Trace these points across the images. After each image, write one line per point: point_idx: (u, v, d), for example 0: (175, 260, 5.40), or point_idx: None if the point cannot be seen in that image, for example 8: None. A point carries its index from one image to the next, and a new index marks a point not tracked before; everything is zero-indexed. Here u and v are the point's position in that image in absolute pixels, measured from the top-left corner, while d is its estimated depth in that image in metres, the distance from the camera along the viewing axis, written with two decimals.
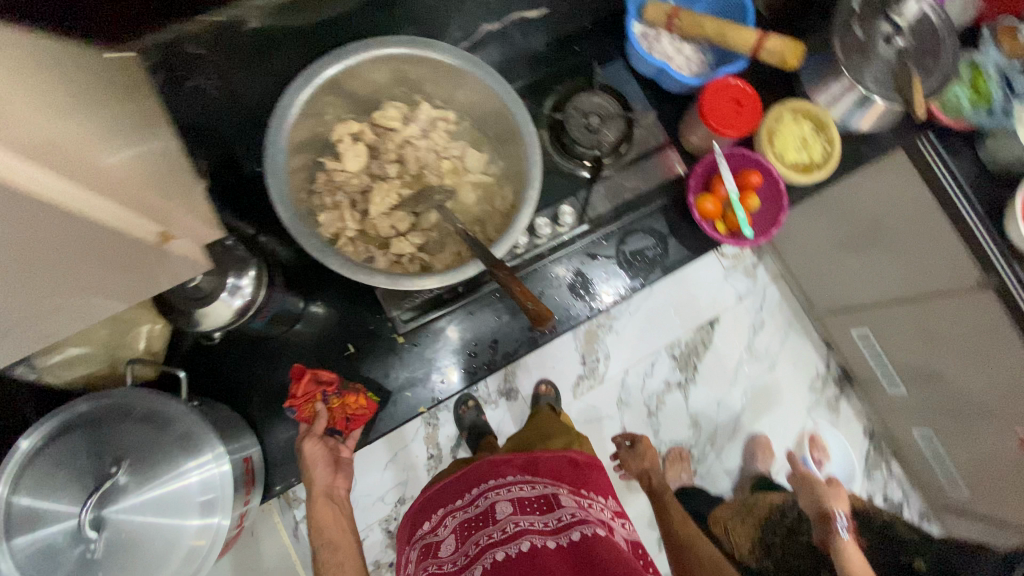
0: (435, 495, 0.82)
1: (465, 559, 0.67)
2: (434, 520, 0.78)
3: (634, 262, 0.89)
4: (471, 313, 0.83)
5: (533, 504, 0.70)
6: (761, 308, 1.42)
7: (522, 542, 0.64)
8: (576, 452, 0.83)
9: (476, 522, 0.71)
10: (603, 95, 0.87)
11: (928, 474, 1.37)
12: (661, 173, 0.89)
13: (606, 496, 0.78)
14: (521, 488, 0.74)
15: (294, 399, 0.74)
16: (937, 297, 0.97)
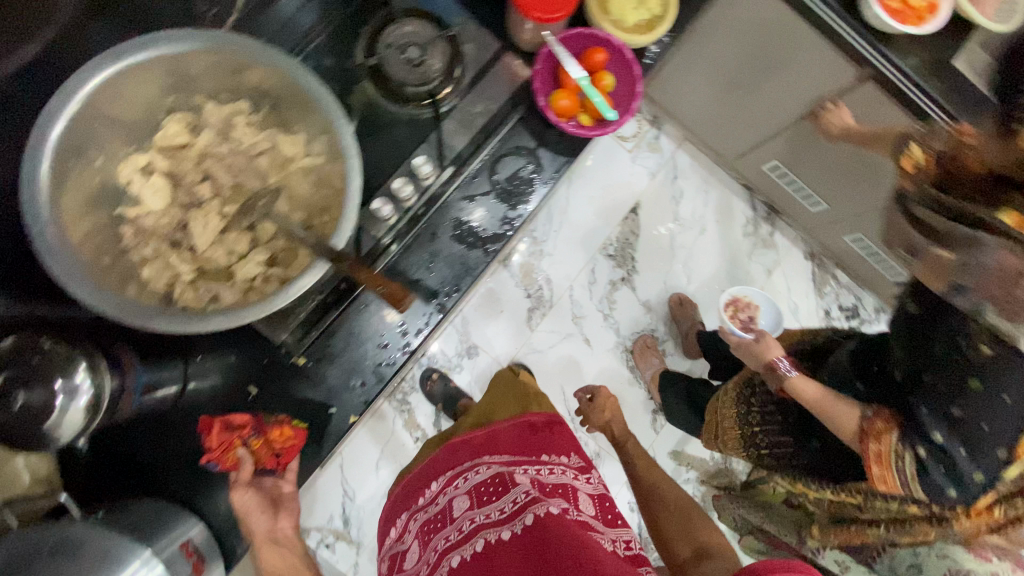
0: (409, 490, 0.91)
1: (427, 563, 0.75)
2: (404, 521, 0.87)
3: (514, 187, 0.81)
4: (366, 305, 0.75)
5: (484, 490, 0.77)
6: (675, 178, 1.56)
7: (477, 540, 0.71)
8: (532, 416, 0.92)
9: (437, 521, 0.79)
10: (412, 22, 0.77)
11: (870, 268, 1.48)
12: (507, 84, 0.81)
13: (562, 457, 0.85)
14: (472, 478, 0.81)
15: (211, 453, 0.68)
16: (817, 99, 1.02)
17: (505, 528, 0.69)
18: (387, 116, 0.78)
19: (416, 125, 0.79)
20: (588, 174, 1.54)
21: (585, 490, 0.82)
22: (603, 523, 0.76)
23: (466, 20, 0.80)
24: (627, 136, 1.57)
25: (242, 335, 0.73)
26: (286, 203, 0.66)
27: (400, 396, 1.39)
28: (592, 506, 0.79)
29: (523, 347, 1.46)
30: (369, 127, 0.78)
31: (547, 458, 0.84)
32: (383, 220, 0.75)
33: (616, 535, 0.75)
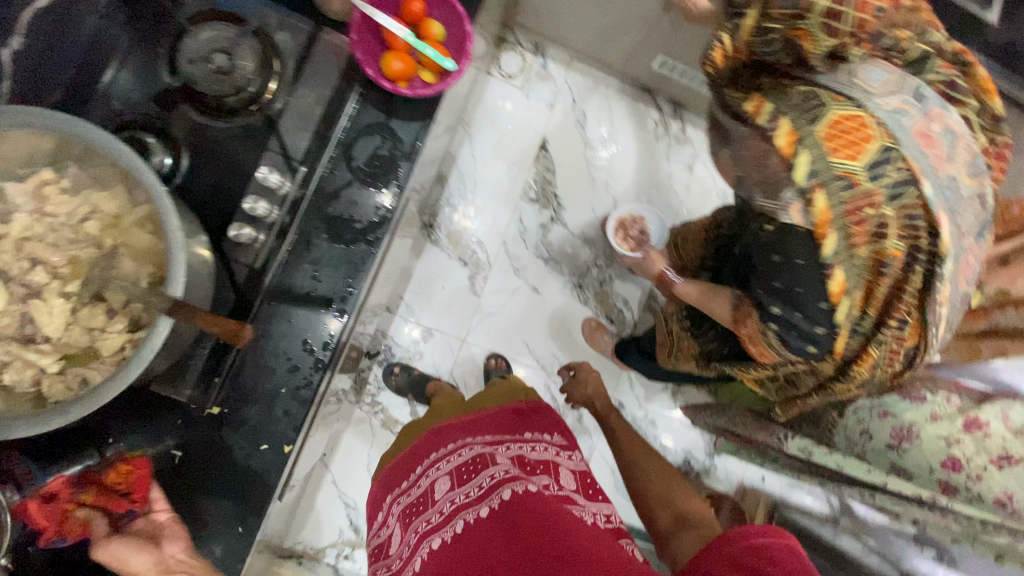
0: (384, 480, 0.90)
1: (410, 545, 0.76)
2: (385, 507, 0.87)
3: (374, 168, 0.75)
4: (264, 335, 0.71)
5: (465, 471, 0.78)
6: (574, 103, 1.53)
7: (456, 521, 0.71)
8: (519, 402, 0.94)
9: (418, 505, 0.79)
10: (209, 24, 0.70)
11: None
12: (333, 64, 0.76)
13: (545, 435, 0.89)
14: (451, 460, 0.82)
15: (44, 533, 0.60)
16: None
17: (483, 506, 0.71)
18: (217, 133, 0.72)
19: (252, 134, 0.74)
20: (488, 126, 1.48)
21: (567, 465, 0.85)
22: (585, 497, 0.81)
23: (266, 6, 0.73)
24: (514, 73, 1.50)
25: (143, 404, 0.69)
26: (130, 261, 0.62)
27: (369, 399, 1.37)
28: (573, 482, 0.83)
29: (474, 316, 1.45)
30: (201, 151, 0.72)
31: (531, 436, 0.87)
32: (249, 244, 0.73)
33: (595, 509, 0.79)
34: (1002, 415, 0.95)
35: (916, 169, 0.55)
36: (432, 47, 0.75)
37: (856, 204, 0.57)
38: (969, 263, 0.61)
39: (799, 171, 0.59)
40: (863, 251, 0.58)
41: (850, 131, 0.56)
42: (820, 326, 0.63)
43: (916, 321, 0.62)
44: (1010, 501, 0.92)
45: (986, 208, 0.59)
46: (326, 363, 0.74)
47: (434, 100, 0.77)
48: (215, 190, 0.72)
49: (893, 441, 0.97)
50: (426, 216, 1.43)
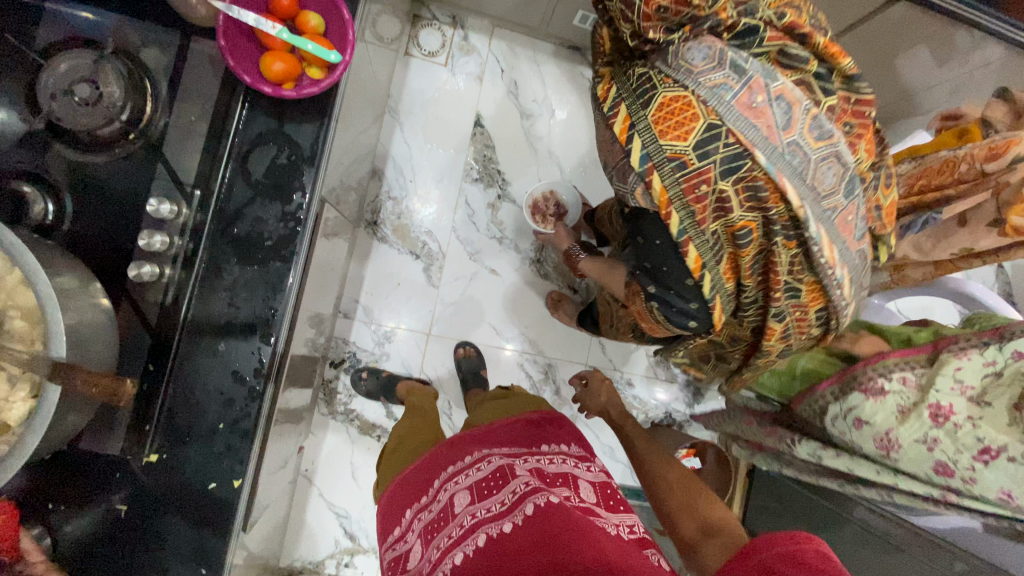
0: (398, 495, 0.93)
1: (432, 558, 0.77)
2: (405, 521, 0.89)
3: (275, 179, 0.71)
4: (189, 371, 0.69)
5: (487, 485, 0.81)
6: (502, 71, 1.47)
7: (479, 535, 0.73)
8: (534, 415, 1.01)
9: (440, 519, 0.81)
10: (65, 54, 0.65)
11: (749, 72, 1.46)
12: (210, 74, 0.71)
13: (561, 448, 0.93)
14: (471, 474, 0.84)
15: None
16: None
17: (506, 520, 0.72)
18: (98, 169, 0.68)
19: (136, 164, 0.69)
20: (416, 109, 1.43)
21: (585, 476, 0.88)
22: (605, 510, 0.81)
23: (123, 22, 0.68)
24: (435, 51, 1.44)
25: (78, 463, 0.67)
26: (23, 321, 0.57)
27: (343, 408, 1.35)
28: (593, 493, 0.84)
29: (435, 307, 1.42)
30: (83, 191, 0.67)
31: (548, 450, 0.91)
32: (155, 281, 0.68)
33: (615, 518, 0.79)
34: (958, 385, 0.76)
35: (745, 142, 0.55)
36: (311, 40, 0.70)
37: (691, 184, 0.58)
38: (844, 219, 0.61)
39: (634, 159, 0.60)
40: (713, 225, 0.62)
41: (676, 112, 0.56)
42: (694, 300, 0.70)
43: (805, 283, 0.66)
44: (1011, 499, 0.70)
45: (846, 161, 0.58)
46: (261, 392, 0.70)
47: (326, 97, 0.72)
48: (110, 229, 0.68)
49: (881, 453, 0.81)
50: (368, 213, 1.39)
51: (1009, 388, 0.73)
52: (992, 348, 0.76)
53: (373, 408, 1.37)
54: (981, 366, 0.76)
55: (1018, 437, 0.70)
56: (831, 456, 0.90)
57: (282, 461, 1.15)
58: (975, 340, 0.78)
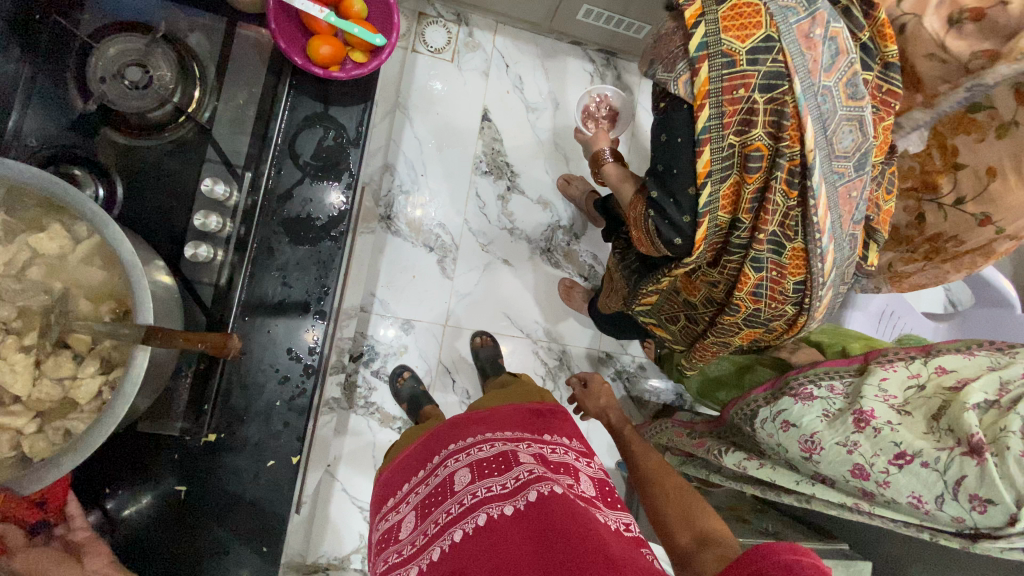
0: (399, 466, 0.80)
1: (423, 537, 0.66)
2: (400, 493, 0.77)
3: (325, 160, 0.73)
4: (245, 351, 0.69)
5: (488, 466, 0.69)
6: (507, 67, 1.51)
7: (478, 515, 0.62)
8: (537, 404, 0.85)
9: (437, 494, 0.69)
10: (115, 37, 0.65)
11: None
12: (259, 60, 0.73)
13: (565, 439, 0.79)
14: (479, 449, 0.72)
15: None
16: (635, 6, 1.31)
17: (507, 503, 0.62)
18: (149, 152, 0.68)
19: (184, 147, 0.69)
20: (425, 103, 1.45)
21: (587, 471, 0.74)
22: (604, 505, 0.69)
23: (172, 8, 0.69)
24: (440, 47, 1.47)
25: (137, 446, 0.66)
26: (87, 300, 0.58)
27: (362, 402, 1.36)
28: (593, 488, 0.71)
29: (451, 298, 1.44)
30: (135, 176, 0.67)
31: (552, 439, 0.77)
32: (209, 263, 0.69)
33: (615, 515, 0.67)
34: (882, 393, 0.78)
35: (791, 63, 0.55)
36: (357, 24, 0.74)
37: (732, 85, 0.58)
38: (847, 191, 0.61)
39: (693, 41, 0.58)
40: (733, 140, 0.61)
41: (745, 15, 0.56)
42: (687, 215, 0.67)
43: (791, 246, 0.65)
44: (921, 504, 0.71)
45: (866, 132, 0.59)
46: (316, 368, 0.72)
47: (371, 80, 0.77)
48: (163, 212, 0.68)
49: (805, 455, 0.82)
50: (381, 207, 1.40)
51: (930, 400, 0.74)
52: (918, 362, 0.79)
53: (391, 401, 1.38)
54: (906, 378, 0.78)
55: (932, 444, 0.70)
56: (754, 466, 0.93)
57: None
58: (904, 355, 0.82)
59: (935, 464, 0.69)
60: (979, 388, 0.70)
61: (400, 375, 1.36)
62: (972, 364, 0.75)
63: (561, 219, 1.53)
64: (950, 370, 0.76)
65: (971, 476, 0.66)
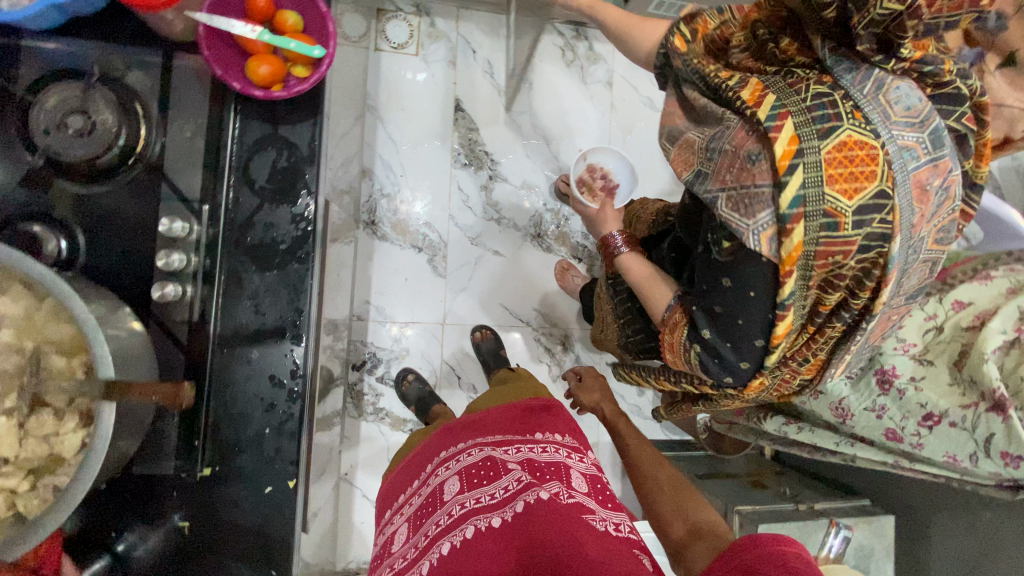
0: (401, 477, 0.85)
1: (415, 549, 0.67)
2: (397, 504, 0.81)
3: (279, 183, 0.72)
4: (228, 382, 0.70)
5: (476, 475, 0.70)
6: (475, 53, 1.47)
7: (466, 526, 0.63)
8: (530, 401, 0.86)
9: (428, 505, 0.71)
10: (52, 87, 0.64)
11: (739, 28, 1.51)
12: (199, 88, 0.71)
13: (556, 436, 0.80)
14: (468, 457, 0.74)
15: None
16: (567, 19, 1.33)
17: (495, 514, 0.64)
18: (103, 197, 0.67)
19: (139, 189, 0.69)
20: (396, 102, 1.43)
21: (578, 467, 0.75)
22: (598, 503, 0.69)
23: (104, 49, 0.68)
24: (404, 42, 1.44)
25: (138, 487, 0.68)
26: (60, 355, 0.58)
27: (371, 408, 1.37)
28: (585, 485, 0.72)
29: (446, 296, 1.43)
30: (94, 223, 0.67)
31: (542, 438, 0.79)
32: (179, 300, 0.69)
33: (609, 515, 0.68)
34: (901, 344, 0.84)
35: (899, 224, 0.55)
36: (292, 39, 0.70)
37: (829, 248, 0.56)
38: (894, 323, 0.70)
39: (786, 191, 0.55)
40: (813, 294, 0.62)
41: (855, 158, 0.53)
42: (746, 359, 0.69)
43: (818, 361, 0.73)
44: (957, 461, 0.78)
45: (933, 270, 0.66)
46: (300, 393, 0.72)
47: (318, 92, 0.74)
48: (127, 255, 0.68)
49: (838, 420, 0.88)
50: (364, 214, 1.40)
51: (950, 345, 0.81)
52: (935, 302, 0.85)
53: (399, 405, 1.39)
54: (925, 321, 0.84)
55: (957, 403, 0.77)
56: (793, 430, 0.97)
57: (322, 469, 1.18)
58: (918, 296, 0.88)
59: (964, 423, 0.76)
60: (998, 328, 0.75)
61: (405, 378, 1.36)
62: (988, 292, 0.82)
63: (548, 203, 1.50)
64: (967, 304, 0.82)
65: (999, 434, 0.72)
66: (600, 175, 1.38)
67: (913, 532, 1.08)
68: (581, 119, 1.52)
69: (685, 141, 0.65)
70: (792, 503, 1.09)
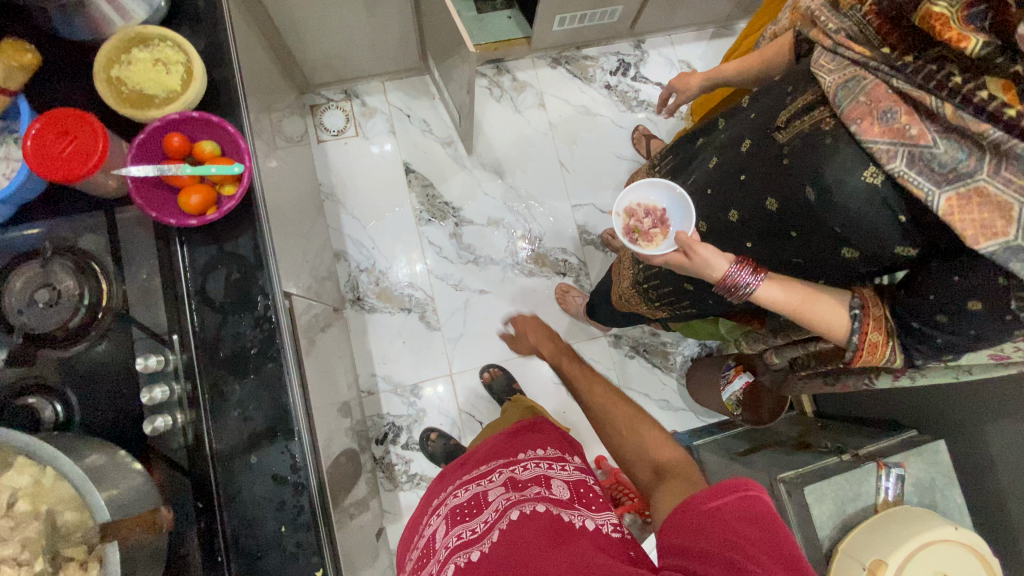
0: (404, 539, 0.92)
1: None
2: (406, 564, 0.86)
3: (236, 293, 0.77)
4: (234, 493, 0.73)
5: (461, 514, 0.76)
6: (410, 116, 1.55)
7: (451, 566, 0.67)
8: (517, 425, 0.94)
9: (424, 557, 0.77)
10: (17, 271, 0.71)
11: (649, 22, 1.57)
12: (143, 232, 0.77)
13: (537, 450, 0.85)
14: (455, 499, 0.80)
15: None
16: (574, 29, 1.50)
17: (474, 548, 0.67)
18: (83, 355, 0.73)
19: (113, 337, 0.74)
20: (351, 182, 1.51)
21: (559, 474, 0.79)
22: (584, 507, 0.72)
23: (54, 224, 0.75)
24: (342, 127, 1.52)
25: None
26: (71, 510, 0.63)
27: (405, 477, 1.38)
28: (568, 491, 0.75)
29: (446, 347, 1.46)
30: (81, 380, 0.72)
31: (524, 456, 0.83)
32: (172, 429, 0.72)
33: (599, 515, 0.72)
34: None
35: None
36: (212, 163, 0.76)
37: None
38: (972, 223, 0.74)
39: None
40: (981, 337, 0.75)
41: None
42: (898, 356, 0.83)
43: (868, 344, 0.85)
44: None
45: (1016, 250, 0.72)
46: (305, 483, 0.73)
47: (250, 203, 0.79)
48: (116, 402, 0.72)
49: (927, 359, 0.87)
50: (349, 292, 1.45)
51: None
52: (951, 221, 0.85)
53: (431, 468, 1.39)
54: None
55: None
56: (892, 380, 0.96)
57: (369, 552, 1.18)
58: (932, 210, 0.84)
59: None
60: None
61: (429, 438, 1.38)
62: None
63: (517, 229, 1.53)
64: None
65: None
66: (644, 214, 1.13)
67: (985, 460, 1.01)
68: (528, 143, 1.57)
69: (977, 191, 0.59)
70: (837, 455, 1.04)
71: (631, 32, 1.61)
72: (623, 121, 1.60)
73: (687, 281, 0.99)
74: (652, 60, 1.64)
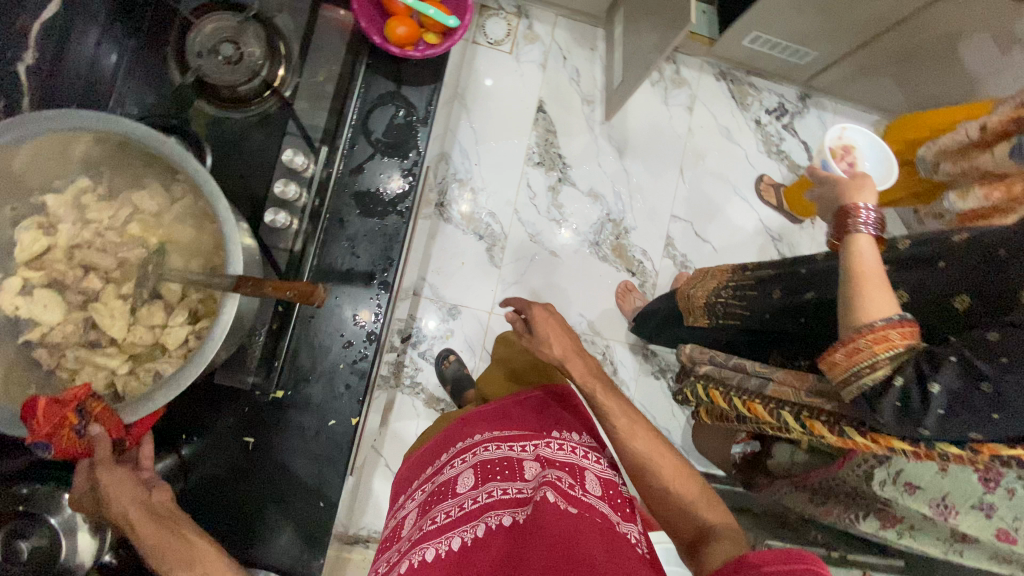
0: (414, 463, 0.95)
1: (421, 532, 0.73)
2: (411, 489, 0.88)
3: (393, 137, 0.77)
4: (313, 314, 0.74)
5: (491, 470, 0.77)
6: (564, 59, 1.53)
7: (478, 524, 0.69)
8: (546, 395, 0.95)
9: (439, 493, 0.78)
10: (212, 15, 0.70)
11: (826, 81, 1.54)
12: (336, 37, 0.76)
13: (572, 435, 0.87)
14: (485, 451, 0.81)
15: (38, 431, 0.51)
16: (757, 54, 1.48)
17: (508, 513, 0.69)
18: (233, 123, 0.73)
19: (267, 121, 0.73)
20: (483, 95, 1.49)
21: (593, 467, 0.80)
22: (612, 509, 0.74)
23: None
24: (500, 39, 1.50)
25: (211, 395, 0.71)
26: (177, 257, 0.63)
27: (409, 381, 1.40)
28: (598, 488, 0.77)
29: (498, 287, 1.46)
30: (221, 146, 0.72)
31: (556, 435, 0.85)
32: (286, 229, 0.71)
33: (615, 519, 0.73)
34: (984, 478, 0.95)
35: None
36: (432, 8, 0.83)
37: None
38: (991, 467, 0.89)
39: None
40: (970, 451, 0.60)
41: None
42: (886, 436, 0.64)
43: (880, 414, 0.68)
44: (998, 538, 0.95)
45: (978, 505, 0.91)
46: (378, 335, 0.75)
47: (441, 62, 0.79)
48: (244, 180, 0.73)
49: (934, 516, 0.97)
50: (435, 194, 1.45)
51: None
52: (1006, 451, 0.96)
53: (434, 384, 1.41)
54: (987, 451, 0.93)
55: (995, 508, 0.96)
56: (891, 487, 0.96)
57: None
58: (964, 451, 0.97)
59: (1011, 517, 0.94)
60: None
61: (445, 358, 1.38)
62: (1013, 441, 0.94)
63: (610, 212, 1.52)
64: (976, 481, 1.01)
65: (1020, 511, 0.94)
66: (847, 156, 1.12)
67: None
68: (660, 138, 1.55)
69: None
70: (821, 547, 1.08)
71: (804, 82, 1.58)
72: (755, 160, 1.58)
73: (777, 289, 0.89)
74: (808, 118, 1.61)
